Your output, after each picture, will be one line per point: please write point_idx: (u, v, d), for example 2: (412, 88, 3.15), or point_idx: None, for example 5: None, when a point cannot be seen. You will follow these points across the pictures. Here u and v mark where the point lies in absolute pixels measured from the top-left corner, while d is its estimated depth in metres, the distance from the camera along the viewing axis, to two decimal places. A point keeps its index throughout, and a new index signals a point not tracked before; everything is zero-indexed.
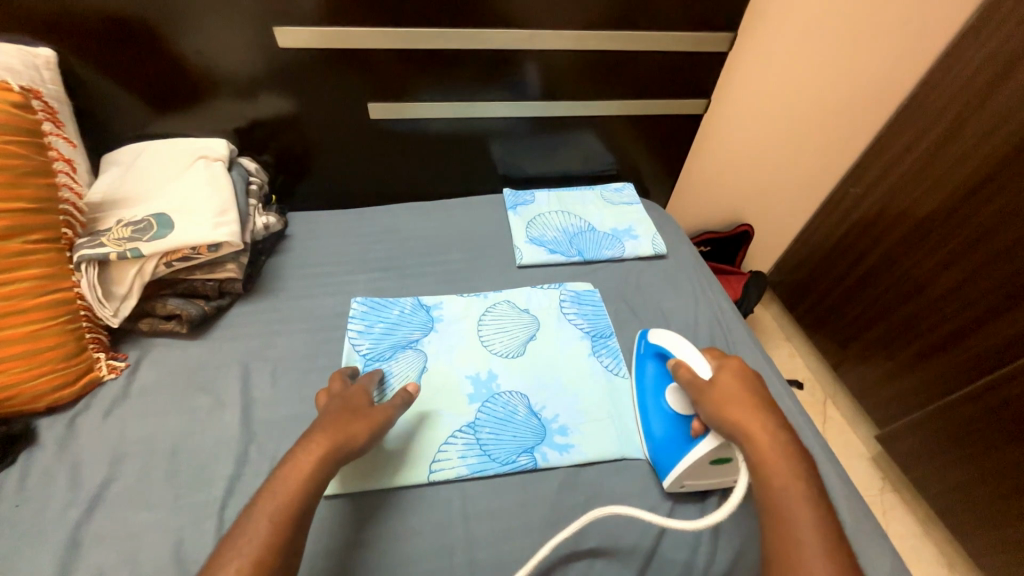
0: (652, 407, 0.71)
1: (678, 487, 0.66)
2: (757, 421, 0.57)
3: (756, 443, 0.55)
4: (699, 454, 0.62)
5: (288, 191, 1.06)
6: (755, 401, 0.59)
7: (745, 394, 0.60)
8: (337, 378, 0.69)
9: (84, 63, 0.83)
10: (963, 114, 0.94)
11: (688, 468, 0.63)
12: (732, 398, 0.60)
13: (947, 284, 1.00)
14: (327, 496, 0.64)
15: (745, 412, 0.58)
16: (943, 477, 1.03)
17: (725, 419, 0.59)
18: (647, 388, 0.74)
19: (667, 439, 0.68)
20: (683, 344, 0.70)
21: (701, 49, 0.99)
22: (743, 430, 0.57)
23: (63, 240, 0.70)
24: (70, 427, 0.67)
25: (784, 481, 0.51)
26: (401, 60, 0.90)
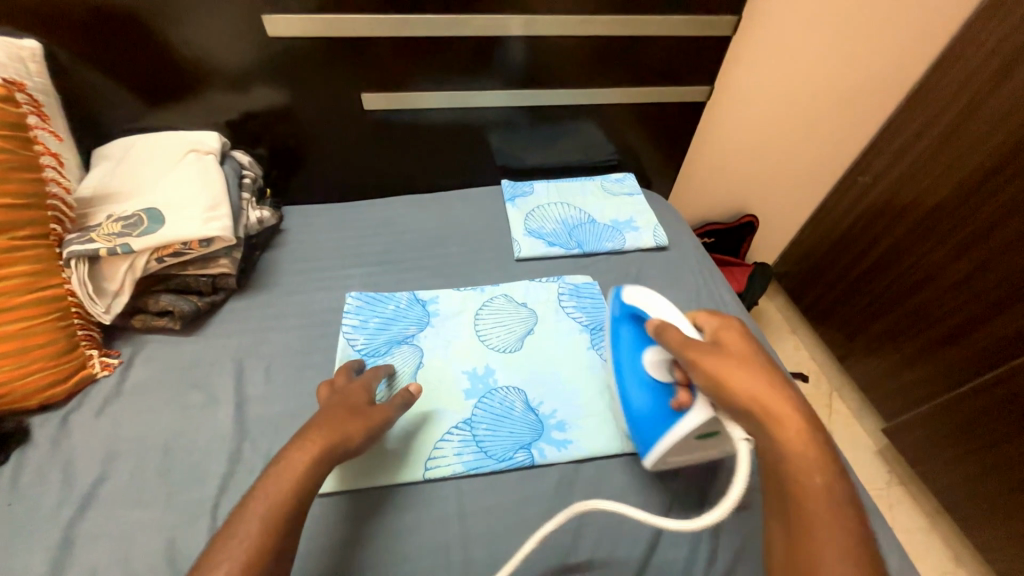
0: (631, 377, 0.67)
1: (662, 463, 0.63)
2: (776, 396, 0.52)
3: (783, 423, 0.51)
4: (684, 431, 0.59)
5: (283, 184, 1.05)
6: (768, 373, 0.55)
7: (755, 364, 0.55)
8: (341, 372, 0.68)
9: (72, 56, 0.81)
10: (974, 100, 0.91)
11: (671, 445, 0.60)
12: (744, 369, 0.55)
13: (958, 274, 0.97)
14: (322, 494, 0.63)
15: (763, 386, 0.53)
16: (951, 471, 1.01)
17: (745, 395, 0.53)
18: (626, 357, 0.69)
19: (650, 413, 0.64)
20: (662, 306, 0.65)
21: (703, 33, 0.95)
22: (768, 410, 0.51)
23: (52, 236, 0.69)
24: (63, 425, 0.66)
25: (807, 470, 0.48)
26: (394, 49, 0.88)
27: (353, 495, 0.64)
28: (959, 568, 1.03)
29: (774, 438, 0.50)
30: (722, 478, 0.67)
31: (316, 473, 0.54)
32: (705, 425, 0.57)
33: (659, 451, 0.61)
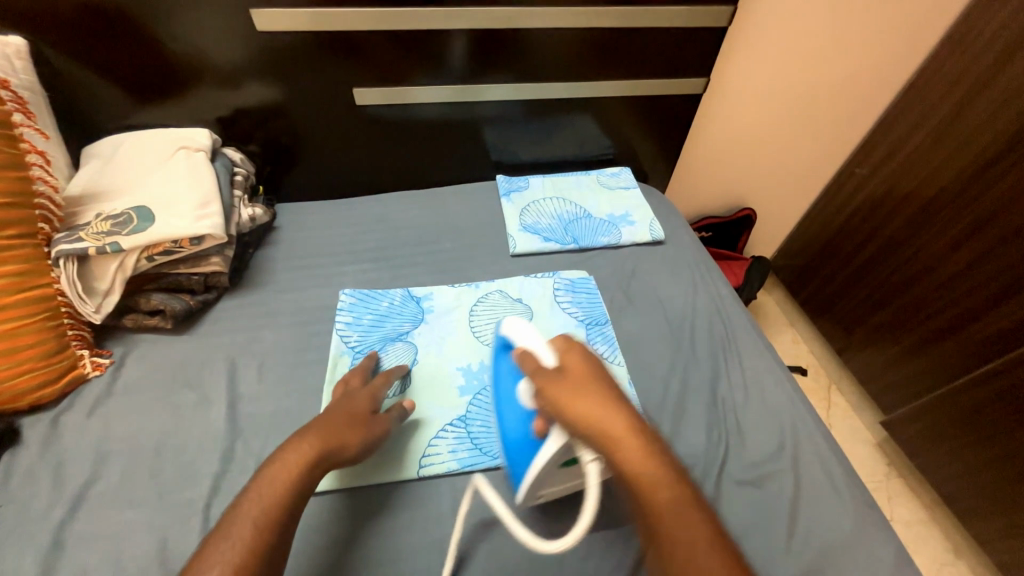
0: (502, 406, 0.64)
1: (533, 498, 0.60)
2: (616, 418, 0.52)
3: (623, 446, 0.50)
4: (546, 458, 0.55)
5: (276, 181, 1.04)
6: (608, 394, 0.55)
7: (593, 387, 0.55)
8: (356, 373, 0.69)
9: (59, 54, 0.80)
10: (973, 88, 0.89)
11: (538, 475, 0.56)
12: (585, 394, 0.54)
13: (956, 265, 0.97)
14: (319, 492, 0.63)
15: (599, 411, 0.52)
16: (950, 462, 1.01)
17: (585, 423, 0.52)
18: (502, 383, 0.65)
19: (519, 442, 0.60)
20: (531, 334, 0.64)
21: (698, 25, 0.94)
22: (609, 436, 0.51)
23: (40, 235, 0.69)
24: (53, 426, 0.66)
25: (657, 492, 0.48)
26: (386, 43, 0.87)
27: (347, 493, 0.63)
28: (957, 559, 1.03)
29: (617, 464, 0.50)
30: (720, 474, 0.67)
31: (307, 472, 0.53)
32: (563, 451, 0.55)
33: (529, 483, 0.57)
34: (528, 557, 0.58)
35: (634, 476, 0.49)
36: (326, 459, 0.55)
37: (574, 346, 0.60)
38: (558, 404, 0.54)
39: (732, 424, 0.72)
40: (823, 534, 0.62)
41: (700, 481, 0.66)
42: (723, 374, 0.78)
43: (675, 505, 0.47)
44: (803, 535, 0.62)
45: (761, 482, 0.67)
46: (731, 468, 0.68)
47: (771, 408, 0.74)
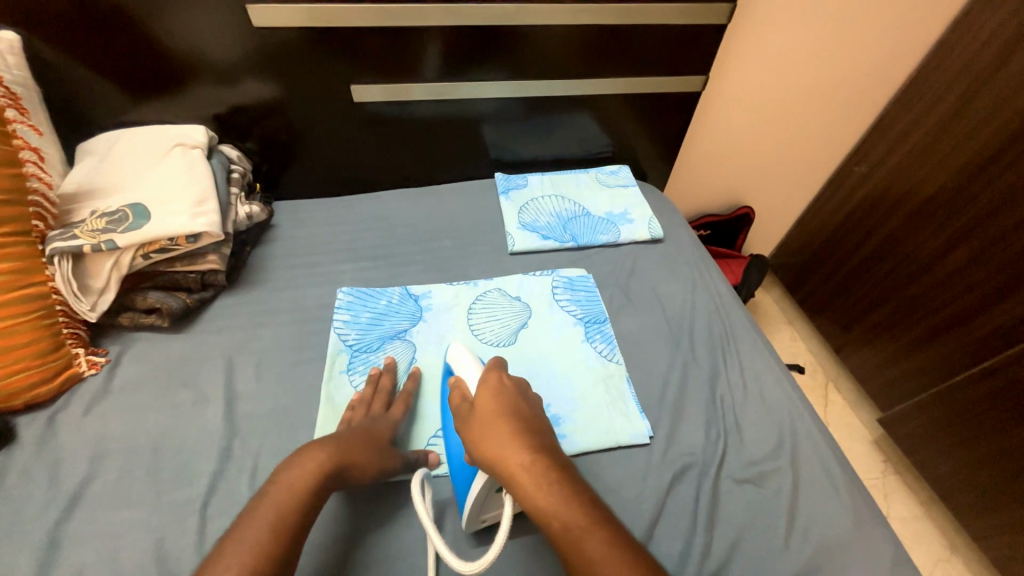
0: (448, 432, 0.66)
1: (478, 522, 0.59)
2: (516, 450, 0.54)
3: (518, 478, 0.52)
4: (476, 491, 0.55)
5: (274, 179, 1.03)
6: (513, 426, 0.56)
7: (501, 418, 0.57)
8: (375, 392, 0.69)
9: (54, 49, 0.80)
10: (971, 87, 0.89)
11: (472, 507, 0.56)
12: (491, 428, 0.56)
13: (954, 264, 0.97)
14: (338, 492, 0.61)
15: (499, 444, 0.54)
16: (946, 459, 1.02)
17: (486, 457, 0.54)
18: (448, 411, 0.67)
19: (461, 473, 0.61)
20: (466, 362, 0.66)
21: (698, 22, 0.94)
22: (506, 468, 0.53)
23: (34, 233, 0.68)
24: (49, 425, 0.65)
25: (553, 521, 0.50)
26: (385, 39, 0.86)
27: (348, 492, 0.62)
28: (952, 556, 1.04)
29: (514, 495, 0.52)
30: (720, 472, 0.67)
31: (306, 472, 0.53)
32: (488, 483, 0.55)
33: (466, 514, 0.57)
34: (528, 555, 0.58)
35: (528, 507, 0.51)
36: (326, 458, 0.55)
37: (491, 375, 0.61)
38: (469, 438, 0.57)
39: (730, 423, 0.72)
40: (821, 532, 0.62)
41: (698, 479, 0.66)
42: (721, 373, 0.78)
43: (569, 531, 0.49)
44: (801, 532, 0.62)
45: (760, 480, 0.67)
46: (731, 466, 0.68)
47: (768, 407, 0.74)
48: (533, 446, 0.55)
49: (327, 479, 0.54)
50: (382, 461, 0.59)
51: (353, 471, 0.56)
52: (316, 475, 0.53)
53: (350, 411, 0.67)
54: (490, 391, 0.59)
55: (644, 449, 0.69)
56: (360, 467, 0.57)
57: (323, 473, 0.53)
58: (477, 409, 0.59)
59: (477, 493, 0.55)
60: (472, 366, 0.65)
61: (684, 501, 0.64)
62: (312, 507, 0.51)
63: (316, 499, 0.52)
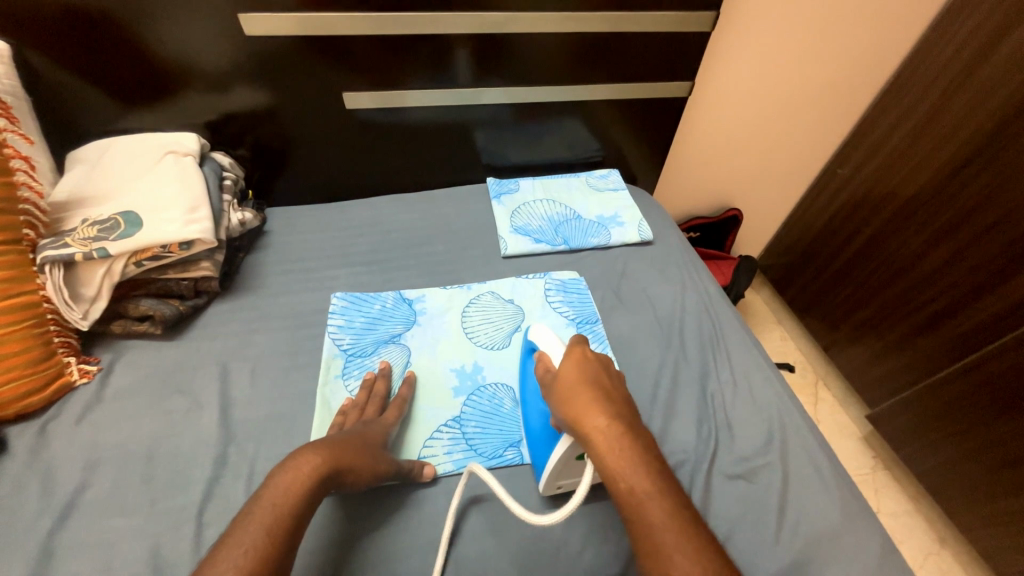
0: (530, 404, 0.68)
1: (554, 488, 0.62)
2: (597, 411, 0.53)
3: (593, 439, 0.51)
4: (559, 454, 0.58)
5: (266, 186, 1.04)
6: (596, 391, 0.55)
7: (583, 384, 0.56)
8: (371, 399, 0.69)
9: (44, 58, 0.80)
10: (948, 90, 0.93)
11: (553, 471, 0.60)
12: (575, 391, 0.56)
13: (935, 262, 1.00)
14: (332, 494, 0.62)
15: (580, 407, 0.54)
16: (934, 453, 1.04)
17: (568, 416, 0.55)
18: (528, 388, 0.69)
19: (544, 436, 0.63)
20: (550, 338, 0.67)
21: (683, 29, 0.96)
22: (583, 429, 0.52)
23: (25, 242, 0.68)
24: (41, 434, 0.65)
25: (620, 482, 0.48)
26: (377, 47, 0.87)
27: (339, 494, 0.62)
28: (941, 549, 1.06)
29: (590, 456, 0.51)
30: (712, 468, 0.69)
31: (305, 477, 0.52)
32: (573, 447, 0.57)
33: (546, 476, 0.60)
34: (524, 554, 0.59)
35: (600, 467, 0.50)
36: (323, 459, 0.55)
37: (575, 349, 0.61)
38: (554, 402, 0.57)
39: (721, 419, 0.74)
40: (811, 525, 0.63)
41: (690, 477, 0.67)
42: (712, 372, 0.79)
43: (633, 494, 0.47)
44: (791, 526, 0.63)
45: (751, 475, 0.68)
46: (722, 463, 0.69)
47: (759, 404, 0.75)
48: (613, 412, 0.53)
49: (324, 479, 0.54)
50: (377, 463, 0.59)
51: (348, 473, 0.56)
52: (313, 476, 0.53)
53: (344, 415, 0.67)
54: (574, 359, 0.59)
55: None
56: (355, 468, 0.57)
57: (320, 474, 0.53)
58: (560, 376, 0.59)
59: (559, 458, 0.58)
60: (556, 344, 0.65)
61: None
62: (308, 509, 0.51)
63: (312, 501, 0.52)
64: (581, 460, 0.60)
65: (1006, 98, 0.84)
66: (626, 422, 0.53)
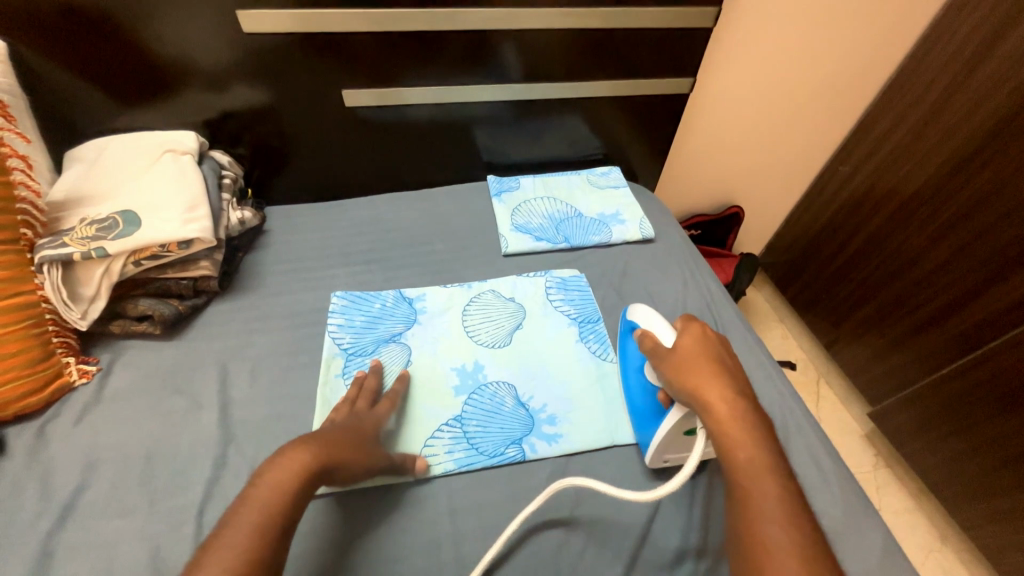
0: (631, 381, 0.72)
1: (660, 463, 0.66)
2: (718, 386, 0.56)
3: (716, 408, 0.55)
4: (668, 428, 0.62)
5: (265, 185, 1.03)
6: (717, 366, 0.59)
7: (706, 359, 0.60)
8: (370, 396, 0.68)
9: (39, 56, 0.79)
10: (950, 86, 0.92)
11: (662, 444, 0.63)
12: (697, 363, 0.59)
13: (937, 259, 0.99)
14: (319, 495, 0.62)
15: (702, 377, 0.57)
16: (935, 450, 1.03)
17: (686, 386, 0.58)
18: (629, 367, 0.73)
19: (647, 411, 0.67)
20: (655, 319, 0.71)
21: (685, 25, 0.96)
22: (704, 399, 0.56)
23: (22, 241, 0.68)
24: (39, 434, 0.64)
25: (739, 451, 0.51)
26: (373, 44, 0.87)
27: (328, 495, 0.62)
28: (943, 548, 1.06)
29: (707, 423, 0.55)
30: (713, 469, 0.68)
31: (303, 478, 0.52)
32: (682, 420, 0.61)
33: (653, 449, 0.64)
34: (525, 555, 0.59)
35: (720, 434, 0.53)
36: (320, 460, 0.54)
37: (692, 329, 0.64)
38: (669, 372, 0.61)
39: None
40: None
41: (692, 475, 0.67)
42: None
43: (753, 465, 0.49)
44: None
45: None
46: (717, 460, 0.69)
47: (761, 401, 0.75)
48: (735, 388, 0.56)
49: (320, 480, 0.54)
50: (370, 460, 0.60)
51: (341, 471, 0.56)
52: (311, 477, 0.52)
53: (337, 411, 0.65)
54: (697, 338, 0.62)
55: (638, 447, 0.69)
56: (347, 466, 0.57)
57: (318, 475, 0.53)
58: (678, 350, 0.62)
59: (667, 431, 0.62)
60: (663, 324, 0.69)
61: (678, 502, 0.64)
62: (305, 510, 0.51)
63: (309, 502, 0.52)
64: (690, 436, 0.63)
65: (1008, 95, 0.83)
66: (744, 397, 0.56)
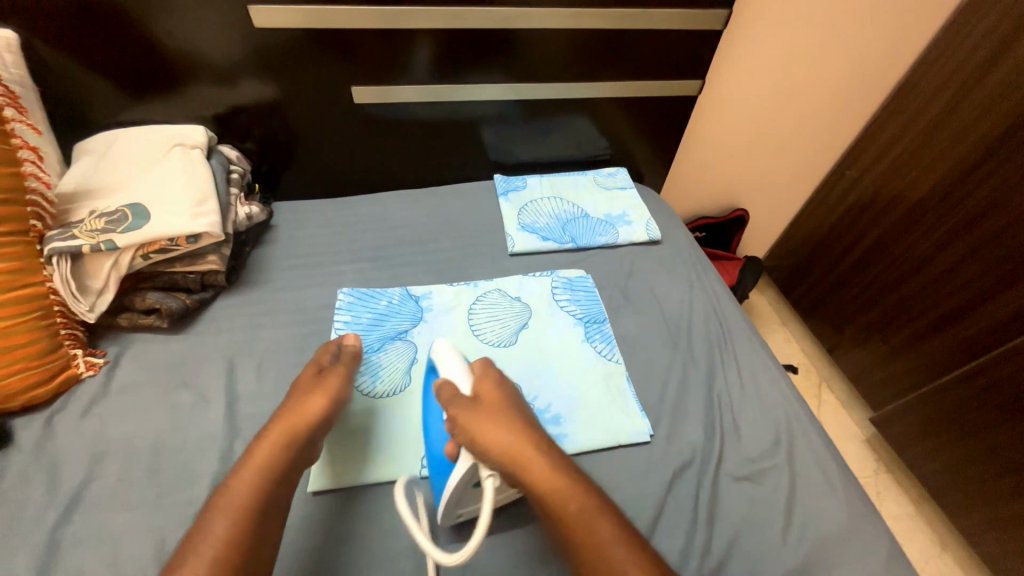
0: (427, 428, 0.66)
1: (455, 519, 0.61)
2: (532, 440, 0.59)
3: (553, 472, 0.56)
4: (452, 486, 0.58)
5: (272, 180, 1.03)
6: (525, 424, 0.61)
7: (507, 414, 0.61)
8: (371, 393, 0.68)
9: (50, 47, 0.79)
10: (958, 93, 0.92)
11: (449, 504, 0.58)
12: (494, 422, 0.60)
13: (943, 265, 0.99)
14: (312, 492, 0.63)
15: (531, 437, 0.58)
16: (937, 457, 1.03)
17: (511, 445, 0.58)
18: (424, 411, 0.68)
19: (440, 464, 0.62)
20: (452, 361, 0.68)
21: (694, 27, 0.96)
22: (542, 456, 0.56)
23: (32, 233, 0.68)
24: (47, 426, 0.65)
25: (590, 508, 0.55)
26: (384, 41, 0.87)
27: (325, 490, 0.63)
28: (943, 554, 1.06)
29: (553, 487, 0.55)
30: (717, 471, 0.68)
31: None
32: (469, 471, 0.58)
33: (443, 510, 0.59)
34: (531, 553, 0.59)
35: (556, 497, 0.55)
36: None
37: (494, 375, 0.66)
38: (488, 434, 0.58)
39: (729, 421, 0.73)
40: (819, 527, 0.63)
41: (697, 476, 0.67)
42: (719, 372, 0.79)
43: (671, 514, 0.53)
44: (798, 527, 0.63)
45: (758, 477, 0.68)
46: (722, 461, 0.69)
47: (766, 405, 0.75)
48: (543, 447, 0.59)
49: None
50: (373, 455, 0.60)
51: None
52: None
53: (291, 396, 0.64)
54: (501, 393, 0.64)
55: (644, 447, 0.70)
56: None
57: None
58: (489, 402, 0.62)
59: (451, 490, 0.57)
60: (459, 366, 0.67)
61: (683, 502, 0.65)
62: None
63: None
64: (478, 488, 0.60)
65: (1017, 104, 0.83)
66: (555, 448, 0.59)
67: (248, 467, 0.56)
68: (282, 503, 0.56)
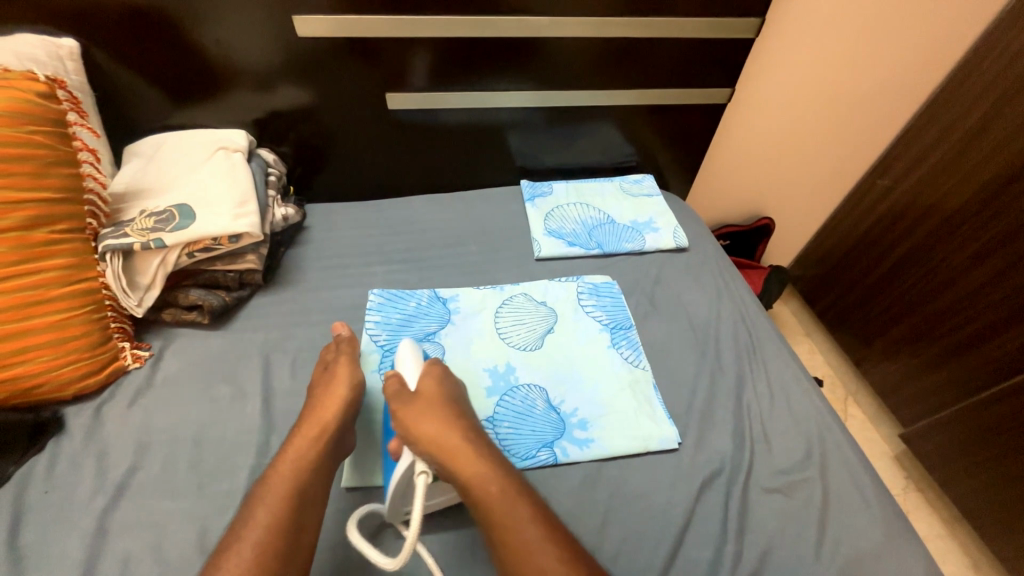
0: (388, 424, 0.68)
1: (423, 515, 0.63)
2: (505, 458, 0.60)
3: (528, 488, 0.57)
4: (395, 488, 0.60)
5: (305, 182, 1.06)
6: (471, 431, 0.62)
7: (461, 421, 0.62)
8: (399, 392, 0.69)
9: (106, 55, 0.83)
10: (997, 104, 0.89)
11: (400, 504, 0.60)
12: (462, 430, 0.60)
13: (979, 279, 0.96)
14: (345, 488, 0.64)
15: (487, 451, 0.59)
16: (971, 476, 1.00)
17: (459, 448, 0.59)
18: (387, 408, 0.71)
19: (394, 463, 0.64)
20: (408, 358, 0.70)
21: (725, 36, 0.96)
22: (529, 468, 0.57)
23: (87, 231, 0.71)
24: (96, 415, 0.67)
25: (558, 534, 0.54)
26: (418, 49, 0.89)
27: (358, 486, 0.65)
28: None
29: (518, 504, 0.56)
30: (748, 482, 0.68)
31: None
32: (404, 473, 0.59)
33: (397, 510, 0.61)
34: None
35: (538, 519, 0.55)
36: None
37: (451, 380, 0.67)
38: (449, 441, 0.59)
39: (758, 431, 0.72)
40: (854, 544, 0.62)
41: (726, 487, 0.67)
42: (748, 382, 0.78)
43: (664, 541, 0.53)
44: (832, 543, 0.62)
45: (790, 489, 0.67)
46: (752, 472, 0.68)
47: (797, 418, 0.74)
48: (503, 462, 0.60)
49: None
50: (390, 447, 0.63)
51: None
52: None
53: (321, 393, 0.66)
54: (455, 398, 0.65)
55: (673, 455, 0.70)
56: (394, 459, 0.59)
57: None
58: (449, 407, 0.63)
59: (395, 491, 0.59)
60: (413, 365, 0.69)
61: (712, 513, 0.64)
62: None
63: None
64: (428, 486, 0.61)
65: None
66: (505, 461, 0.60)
67: (287, 460, 0.58)
68: (320, 496, 0.57)
